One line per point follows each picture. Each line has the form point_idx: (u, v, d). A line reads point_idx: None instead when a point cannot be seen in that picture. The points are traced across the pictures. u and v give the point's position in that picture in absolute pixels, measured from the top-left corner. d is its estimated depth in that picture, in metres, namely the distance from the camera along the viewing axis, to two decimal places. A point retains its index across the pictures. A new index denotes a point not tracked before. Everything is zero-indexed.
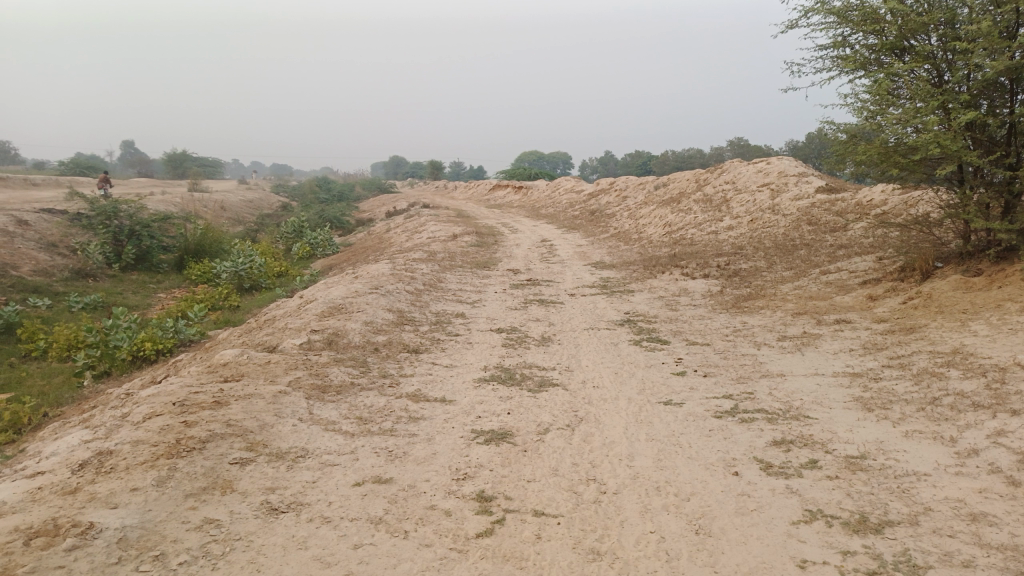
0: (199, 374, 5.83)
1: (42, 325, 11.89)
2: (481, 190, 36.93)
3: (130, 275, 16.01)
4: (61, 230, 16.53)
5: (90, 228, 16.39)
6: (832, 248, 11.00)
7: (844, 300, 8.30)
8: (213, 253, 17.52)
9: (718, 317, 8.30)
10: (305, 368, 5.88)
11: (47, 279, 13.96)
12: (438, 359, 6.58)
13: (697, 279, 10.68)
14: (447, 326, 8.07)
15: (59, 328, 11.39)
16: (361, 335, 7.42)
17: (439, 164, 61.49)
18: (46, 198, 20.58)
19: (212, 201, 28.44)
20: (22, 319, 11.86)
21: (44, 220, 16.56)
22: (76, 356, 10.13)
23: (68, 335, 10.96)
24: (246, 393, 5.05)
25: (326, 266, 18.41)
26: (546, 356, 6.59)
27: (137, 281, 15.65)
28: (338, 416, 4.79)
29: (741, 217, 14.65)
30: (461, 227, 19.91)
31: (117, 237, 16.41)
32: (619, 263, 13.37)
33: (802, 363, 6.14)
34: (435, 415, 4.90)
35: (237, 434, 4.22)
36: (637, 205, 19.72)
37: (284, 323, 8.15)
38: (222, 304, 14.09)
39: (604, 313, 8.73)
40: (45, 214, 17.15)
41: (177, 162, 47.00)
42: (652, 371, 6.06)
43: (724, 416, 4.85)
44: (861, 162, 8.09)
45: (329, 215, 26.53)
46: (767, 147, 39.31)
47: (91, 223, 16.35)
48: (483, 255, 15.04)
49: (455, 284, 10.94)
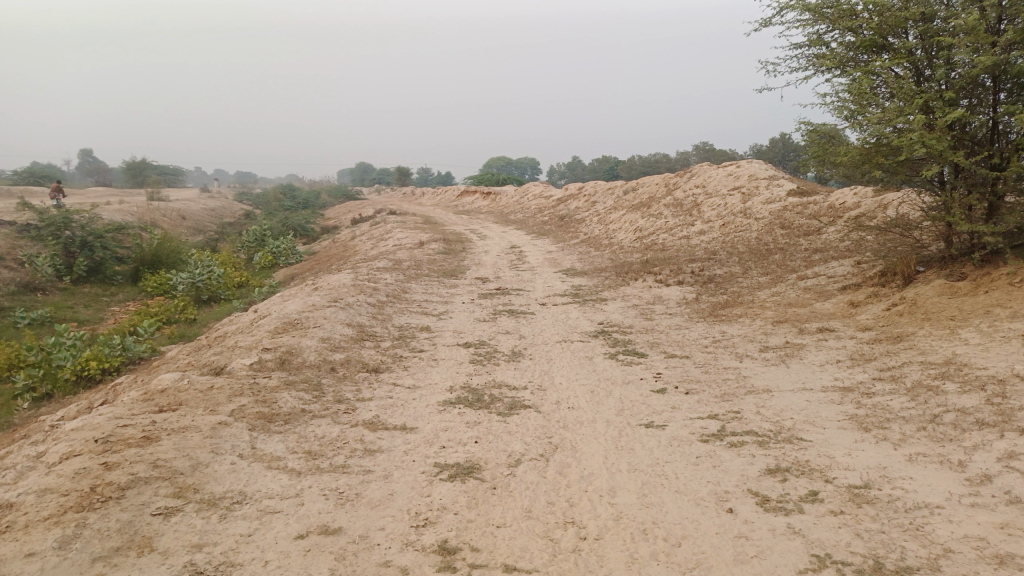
0: (133, 403, 5.27)
1: None
2: (448, 196, 36.38)
3: (82, 288, 15.21)
4: (9, 242, 15.66)
5: (39, 239, 15.57)
6: (807, 252, 10.72)
7: (824, 307, 7.99)
8: (170, 264, 16.77)
9: (696, 326, 7.93)
10: (252, 393, 5.35)
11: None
12: (400, 378, 6.09)
13: (671, 286, 10.33)
14: (411, 341, 7.57)
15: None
16: (316, 353, 6.90)
17: (407, 170, 60.79)
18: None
19: (171, 210, 27.52)
20: None
21: None
22: (16, 377, 9.43)
23: (9, 354, 10.23)
24: (181, 426, 4.51)
25: (290, 275, 17.77)
26: (516, 374, 6.13)
27: (89, 294, 14.87)
28: (284, 451, 4.28)
29: (712, 221, 14.38)
30: (428, 234, 19.38)
31: (67, 248, 15.61)
32: (590, 269, 13.00)
33: (788, 377, 5.77)
34: (393, 447, 4.41)
35: (164, 478, 3.69)
36: (607, 210, 19.38)
37: (235, 340, 7.58)
38: (177, 317, 13.40)
39: (577, 324, 8.31)
40: None
41: (137, 170, 45.73)
42: (629, 388, 5.65)
43: (710, 439, 4.44)
44: (841, 164, 7.81)
45: (293, 222, 25.79)
46: (732, 151, 39.43)
47: (39, 235, 15.53)
48: (451, 263, 14.56)
49: (420, 295, 10.44)
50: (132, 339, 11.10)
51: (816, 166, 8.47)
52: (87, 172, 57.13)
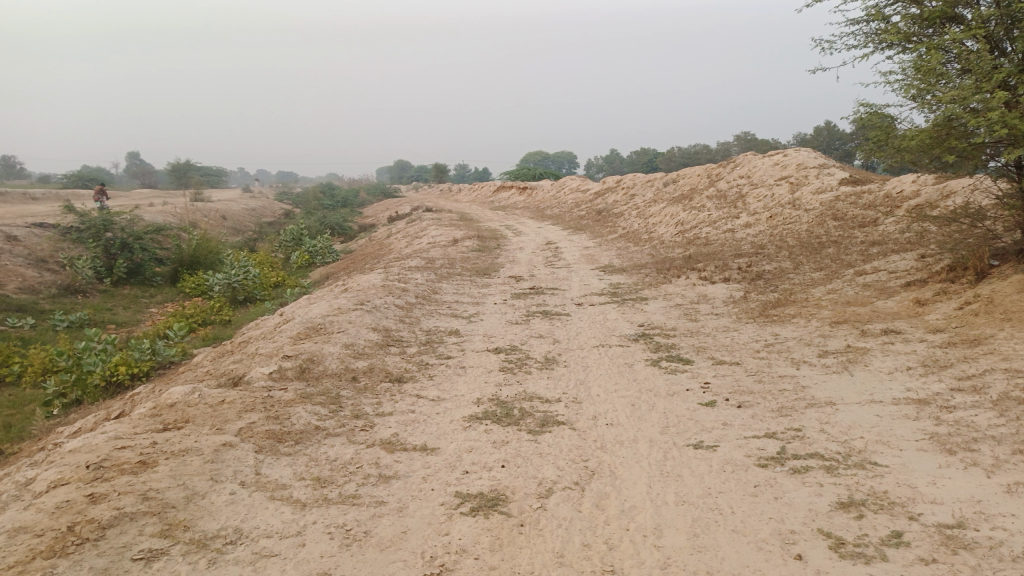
0: (139, 419, 4.92)
1: (22, 347, 11.05)
2: (484, 192, 36.01)
3: (122, 289, 15.15)
4: (52, 245, 15.70)
5: (79, 242, 15.47)
6: (863, 246, 10.01)
7: (887, 306, 7.33)
8: (209, 264, 16.66)
9: (745, 328, 7.34)
10: (265, 407, 4.97)
11: (32, 296, 13.13)
12: (425, 389, 5.65)
13: (717, 283, 9.71)
14: (439, 347, 7.14)
15: (35, 351, 10.53)
16: (338, 361, 6.50)
17: (444, 166, 60.61)
18: (42, 212, 19.82)
19: (211, 209, 27.63)
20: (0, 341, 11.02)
21: (35, 236, 15.76)
22: (48, 383, 9.27)
23: (44, 359, 10.09)
24: (182, 449, 4.13)
25: (325, 275, 17.54)
26: (549, 384, 5.64)
27: (129, 295, 14.80)
28: (291, 478, 3.87)
29: (758, 213, 13.67)
30: (462, 231, 18.98)
31: (107, 250, 15.51)
32: (629, 266, 12.43)
33: (853, 387, 5.18)
34: (411, 472, 3.97)
35: (152, 513, 3.30)
36: (646, 204, 18.73)
37: (256, 347, 7.24)
38: (212, 319, 13.21)
39: (616, 326, 7.78)
40: (37, 229, 16.37)
41: (181, 172, 46.34)
42: (675, 401, 5.12)
43: (770, 465, 3.90)
44: (908, 148, 7.13)
45: (331, 221, 25.67)
46: (774, 141, 38.26)
47: (80, 237, 15.44)
48: (485, 261, 14.11)
49: (452, 296, 10.02)
50: (163, 343, 10.89)
51: (880, 153, 7.79)
52: (133, 174, 58.10)
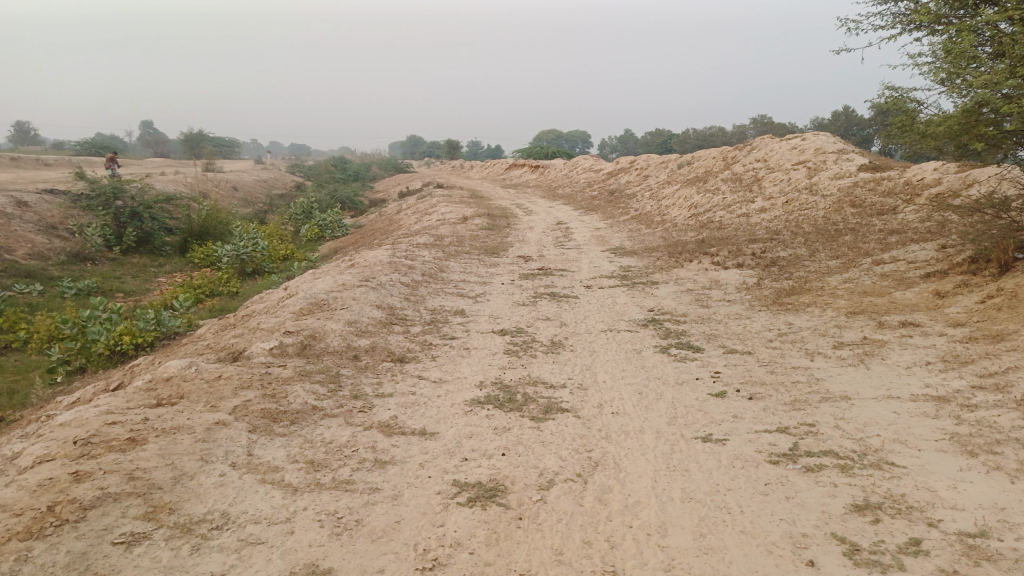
0: (134, 393, 4.80)
1: (29, 313, 10.98)
2: (496, 170, 35.71)
3: (132, 258, 15.06)
4: (62, 211, 15.61)
5: (89, 210, 15.30)
6: (881, 234, 9.76)
7: (905, 297, 7.12)
8: (218, 235, 16.54)
9: (758, 316, 7.14)
10: (261, 385, 4.84)
11: (41, 263, 13.05)
12: (426, 370, 5.51)
13: (730, 269, 9.49)
14: (443, 326, 6.98)
15: (41, 318, 10.45)
16: (340, 339, 6.37)
17: (457, 143, 60.17)
18: (54, 178, 19.73)
19: (222, 180, 27.50)
20: (8, 306, 10.95)
21: (45, 202, 15.67)
22: (52, 350, 9.18)
23: (50, 326, 10.01)
24: (173, 427, 4.00)
25: (334, 249, 17.41)
26: (554, 369, 5.49)
27: (137, 264, 14.71)
28: (284, 460, 3.74)
29: (774, 198, 13.40)
30: (473, 208, 18.76)
31: (117, 218, 15.36)
32: (640, 249, 12.22)
33: (869, 382, 4.99)
34: (408, 458, 3.83)
35: (137, 494, 3.18)
36: (659, 185, 18.45)
37: (258, 321, 7.12)
38: (220, 290, 13.10)
39: (625, 310, 7.60)
40: (48, 195, 16.27)
41: (194, 142, 46.17)
42: (683, 390, 4.95)
43: (781, 462, 3.74)
44: (934, 134, 6.88)
45: (341, 195, 25.49)
46: (791, 125, 37.68)
47: (90, 205, 15.26)
48: (494, 240, 13.92)
49: (459, 274, 9.86)
50: (169, 313, 10.78)
51: (905, 138, 7.54)
52: (146, 143, 57.98)
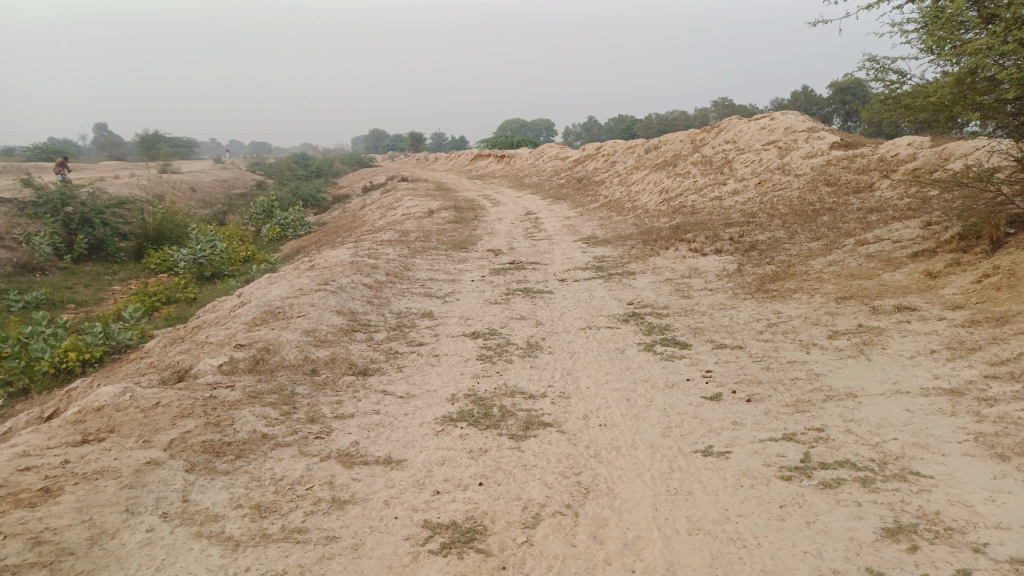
0: (59, 427, 4.22)
1: None
2: (461, 161, 35.09)
3: (84, 266, 14.25)
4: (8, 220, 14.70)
5: (36, 218, 14.42)
6: (861, 213, 9.45)
7: (895, 279, 6.78)
8: (175, 238, 15.77)
9: (744, 305, 6.75)
10: (204, 411, 4.29)
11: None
12: (392, 384, 4.99)
13: (709, 255, 9.12)
14: (409, 331, 6.47)
15: None
16: (297, 351, 5.83)
17: (421, 135, 59.23)
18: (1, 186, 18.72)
19: (178, 181, 26.49)
20: None
21: None
22: None
23: None
24: (97, 470, 3.44)
25: (297, 248, 16.74)
26: (532, 375, 5.01)
27: (90, 272, 13.90)
28: (227, 506, 3.22)
29: (746, 179, 13.07)
30: (439, 201, 18.19)
31: (66, 225, 14.49)
32: (613, 237, 11.80)
33: (872, 376, 4.61)
34: (371, 494, 3.34)
35: (41, 564, 2.61)
36: (628, 170, 18.08)
37: (207, 334, 6.53)
38: (177, 296, 12.39)
39: (603, 304, 7.16)
40: None
41: (150, 143, 44.68)
42: (675, 394, 4.51)
43: (794, 477, 3.33)
44: (922, 106, 6.54)
45: (303, 192, 24.69)
46: (752, 106, 37.68)
47: (36, 212, 14.36)
48: (462, 233, 13.40)
49: (426, 272, 9.34)
50: (120, 325, 10.07)
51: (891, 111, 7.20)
52: (100, 146, 55.96)
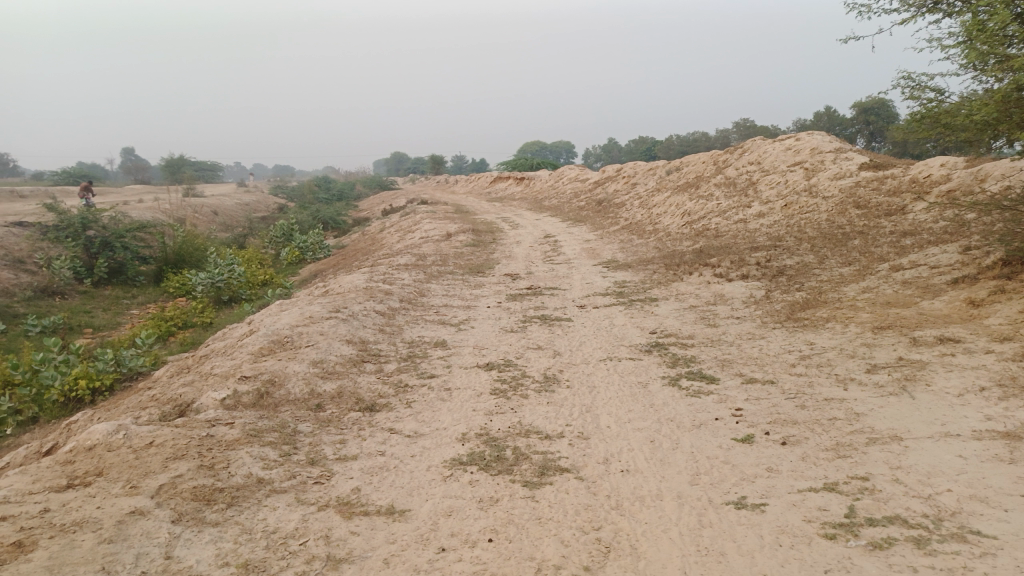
0: (48, 468, 3.98)
1: None
2: (481, 184, 35.01)
3: (103, 290, 14.16)
4: (31, 244, 14.69)
5: (58, 241, 14.39)
6: (893, 237, 9.06)
7: (934, 308, 6.40)
8: (195, 261, 15.66)
9: (773, 335, 6.40)
10: (199, 452, 4.02)
11: (5, 299, 12.15)
12: (400, 421, 4.71)
13: (734, 280, 8.78)
14: (421, 362, 6.19)
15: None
16: (303, 384, 5.58)
17: (441, 158, 59.42)
18: (26, 210, 18.83)
19: (201, 205, 26.61)
20: None
21: (13, 235, 14.79)
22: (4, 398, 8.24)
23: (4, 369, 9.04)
24: (78, 521, 3.18)
25: (315, 272, 16.60)
26: (549, 413, 4.71)
27: (109, 296, 13.80)
28: (212, 564, 2.94)
29: (771, 201, 12.72)
30: (457, 224, 17.98)
31: (87, 249, 14.42)
32: (634, 261, 11.48)
33: (918, 415, 4.24)
34: (370, 551, 3.04)
35: None
36: (649, 192, 17.79)
37: (213, 364, 6.30)
38: (194, 321, 12.23)
39: (624, 333, 6.84)
40: (16, 227, 15.35)
41: (175, 167, 45.18)
42: (702, 436, 4.18)
43: (839, 536, 2.98)
44: (963, 124, 6.20)
45: (324, 215, 24.65)
46: (774, 128, 37.28)
47: (58, 236, 14.32)
48: (480, 257, 13.16)
49: (441, 298, 9.09)
50: (134, 350, 9.87)
51: (931, 130, 6.88)
52: (127, 171, 56.59)
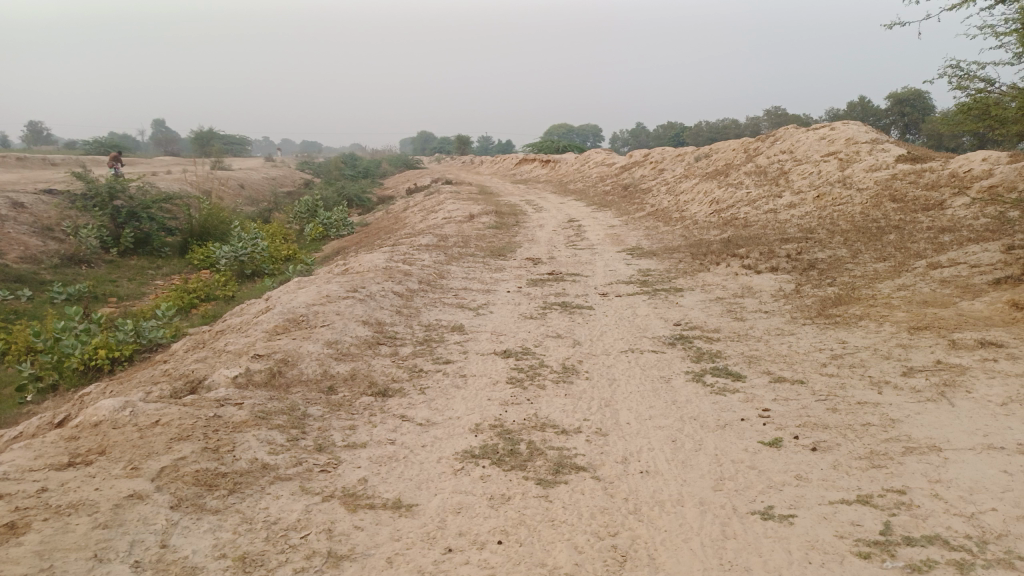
0: (52, 444, 3.88)
1: (10, 321, 10.06)
2: (507, 165, 34.72)
3: (129, 260, 14.16)
4: (58, 213, 14.70)
5: (85, 210, 14.40)
6: (931, 232, 8.72)
7: (974, 308, 6.11)
8: (219, 235, 15.62)
9: (803, 331, 6.16)
10: (204, 434, 3.90)
11: (31, 266, 12.17)
12: (412, 408, 4.56)
13: (763, 273, 8.51)
14: (437, 346, 6.04)
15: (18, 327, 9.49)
16: (316, 364, 5.45)
17: (468, 138, 59.14)
18: (55, 178, 18.90)
19: (227, 178, 26.63)
20: None
21: (41, 202, 14.83)
22: (24, 365, 8.19)
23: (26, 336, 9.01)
24: (74, 503, 3.06)
25: (337, 249, 16.52)
26: (566, 406, 4.53)
27: (134, 266, 13.80)
28: (209, 556, 2.81)
29: (803, 192, 12.37)
30: (481, 205, 17.77)
31: (114, 218, 14.39)
32: (660, 249, 11.22)
33: (957, 425, 4.00)
34: (373, 548, 2.90)
35: None
36: (676, 178, 17.45)
37: (227, 341, 6.19)
38: (216, 294, 12.18)
39: (647, 324, 6.63)
40: (45, 195, 15.39)
41: (204, 140, 45.35)
42: (727, 438, 3.98)
43: (873, 557, 2.78)
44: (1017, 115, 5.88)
45: (348, 192, 24.55)
46: (806, 116, 36.52)
47: (86, 205, 14.32)
48: (503, 239, 12.96)
49: (461, 281, 8.93)
50: (155, 322, 9.81)
51: (984, 121, 6.54)
52: (156, 142, 56.76)
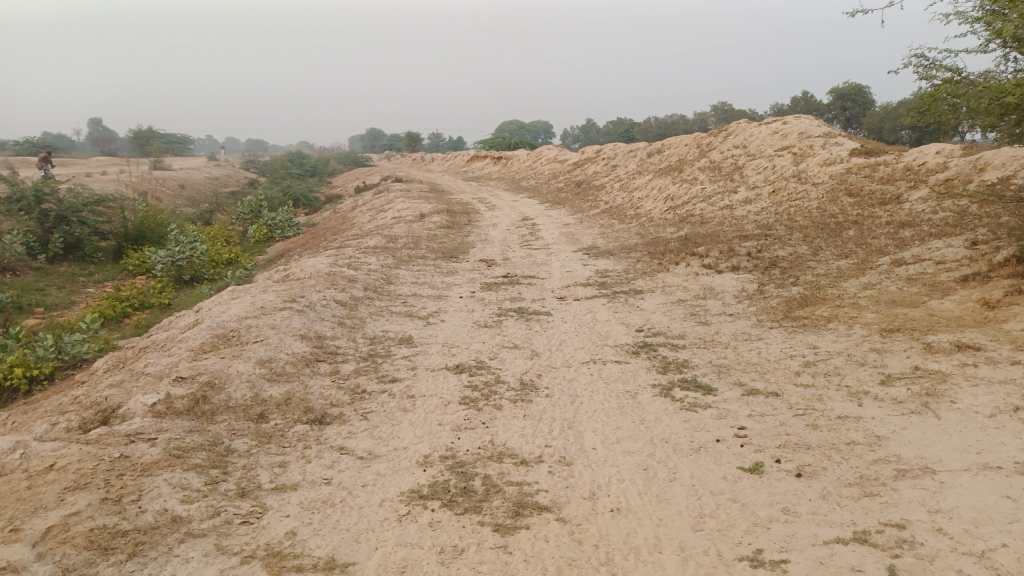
0: None
1: None
2: (458, 162, 34.14)
3: (59, 266, 13.19)
4: None
5: (9, 215, 13.33)
6: (890, 227, 8.55)
7: (944, 308, 5.87)
8: (157, 238, 14.70)
9: (771, 335, 5.85)
10: (106, 481, 3.33)
11: None
12: (353, 438, 4.07)
13: (724, 272, 8.22)
14: (382, 363, 5.54)
15: None
16: (246, 387, 4.89)
17: (417, 135, 58.24)
18: None
19: (166, 178, 25.44)
20: None
21: None
22: None
23: None
24: None
25: (282, 251, 15.77)
26: (526, 429, 4.10)
27: (65, 273, 12.84)
28: None
29: (758, 187, 12.18)
30: (432, 204, 17.22)
31: (42, 223, 13.37)
32: (617, 248, 10.89)
33: (947, 441, 3.69)
34: None
35: None
36: (630, 174, 17.19)
37: (147, 362, 5.55)
38: (151, 302, 11.36)
39: (609, 331, 6.25)
40: None
41: (144, 139, 43.56)
42: (703, 464, 3.60)
43: None
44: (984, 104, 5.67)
45: (295, 191, 23.67)
46: (752, 112, 36.81)
47: (10, 208, 13.25)
48: (455, 240, 12.45)
49: (410, 286, 8.42)
50: (82, 334, 9.01)
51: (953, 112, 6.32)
52: (93, 141, 53.91)
